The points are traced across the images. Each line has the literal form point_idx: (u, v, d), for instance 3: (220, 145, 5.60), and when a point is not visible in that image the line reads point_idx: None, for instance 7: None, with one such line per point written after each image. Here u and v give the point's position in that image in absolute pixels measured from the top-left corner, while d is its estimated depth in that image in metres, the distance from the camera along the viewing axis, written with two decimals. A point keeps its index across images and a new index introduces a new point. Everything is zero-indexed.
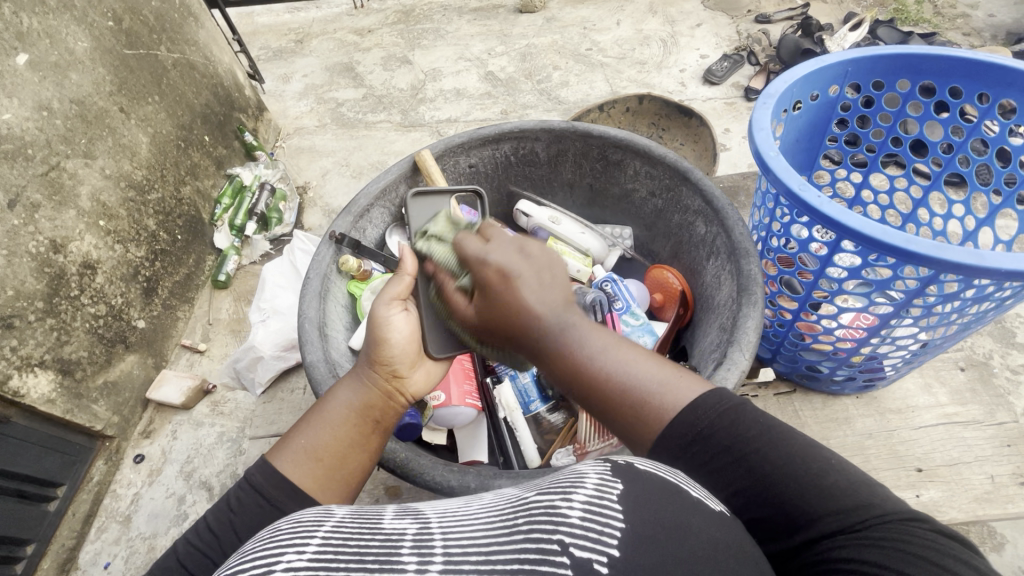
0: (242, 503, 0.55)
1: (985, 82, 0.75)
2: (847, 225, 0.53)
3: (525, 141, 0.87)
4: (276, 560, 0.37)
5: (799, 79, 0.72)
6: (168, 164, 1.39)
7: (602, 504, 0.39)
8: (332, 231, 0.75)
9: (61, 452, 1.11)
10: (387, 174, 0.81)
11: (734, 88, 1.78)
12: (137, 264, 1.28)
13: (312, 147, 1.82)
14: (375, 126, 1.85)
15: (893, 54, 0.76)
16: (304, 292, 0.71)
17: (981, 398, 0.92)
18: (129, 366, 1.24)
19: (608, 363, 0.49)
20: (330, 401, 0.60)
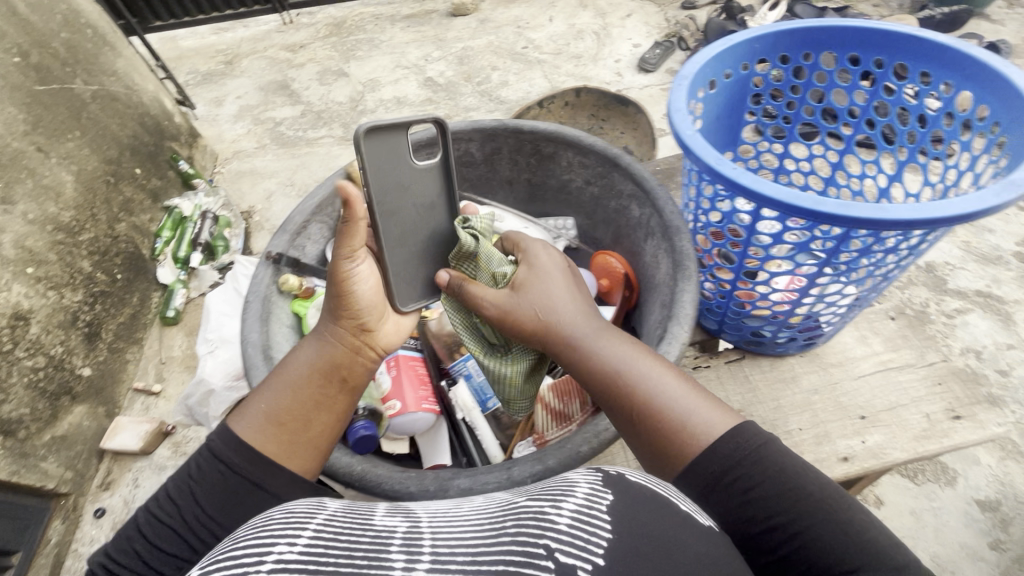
0: (200, 470, 0.55)
1: (878, 47, 0.79)
2: (762, 193, 0.55)
3: (458, 143, 0.87)
4: (267, 551, 0.39)
5: (710, 59, 0.74)
6: (98, 202, 1.32)
7: (591, 513, 0.43)
8: (268, 252, 0.74)
9: (12, 518, 1.04)
10: (320, 189, 0.80)
11: (668, 74, 1.83)
12: (75, 309, 1.21)
13: (253, 169, 1.77)
14: (317, 142, 1.82)
15: (793, 29, 0.80)
16: (244, 317, 0.68)
17: (912, 342, 0.85)
18: (78, 418, 1.18)
19: (644, 372, 0.56)
20: (296, 363, 0.60)
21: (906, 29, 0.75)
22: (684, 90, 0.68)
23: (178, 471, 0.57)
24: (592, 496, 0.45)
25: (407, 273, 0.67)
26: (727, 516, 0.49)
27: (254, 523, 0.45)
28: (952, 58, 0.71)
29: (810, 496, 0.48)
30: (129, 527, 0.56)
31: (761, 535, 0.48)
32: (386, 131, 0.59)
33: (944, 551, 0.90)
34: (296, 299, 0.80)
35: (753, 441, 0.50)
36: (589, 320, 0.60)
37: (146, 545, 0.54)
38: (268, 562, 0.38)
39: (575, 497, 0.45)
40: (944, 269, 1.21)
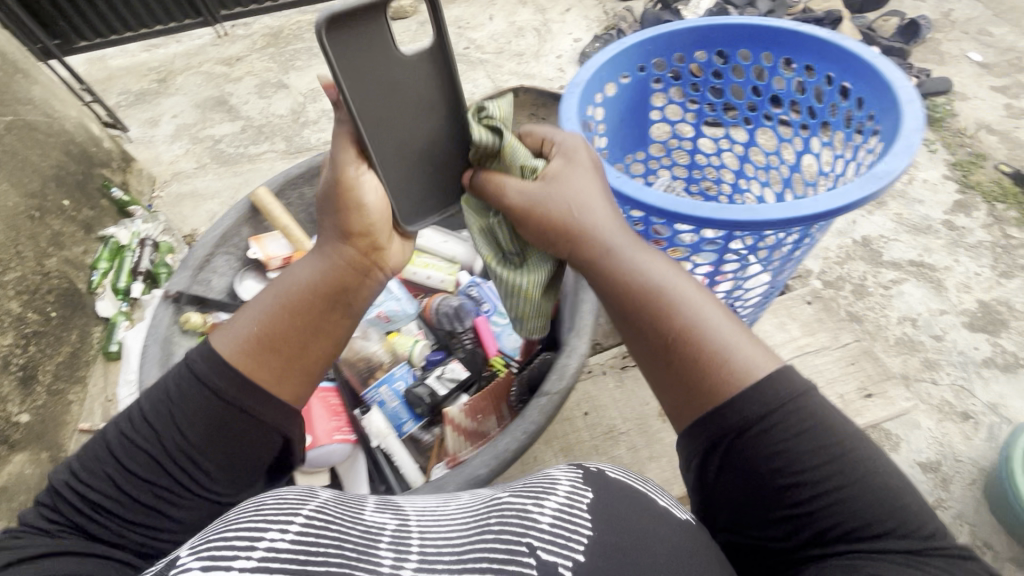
0: (180, 391, 0.56)
1: (765, 44, 0.82)
2: (644, 201, 0.59)
3: None
4: (259, 535, 0.41)
5: (601, 64, 0.77)
6: (24, 239, 1.25)
7: (573, 512, 0.49)
8: (166, 292, 0.78)
9: None
10: (224, 223, 0.84)
11: None
12: (5, 353, 1.14)
13: (194, 191, 1.71)
14: (260, 158, 1.77)
15: (684, 29, 0.83)
16: (143, 361, 0.71)
17: (827, 325, 0.95)
18: (18, 467, 1.13)
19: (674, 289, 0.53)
20: (299, 283, 0.58)
21: (788, 24, 0.78)
22: (575, 99, 0.70)
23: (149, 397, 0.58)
24: (572, 496, 0.51)
25: (414, 184, 0.59)
26: (746, 464, 0.48)
27: (244, 507, 0.46)
28: (830, 52, 0.76)
29: (852, 469, 0.47)
30: (97, 443, 0.57)
31: (778, 492, 0.48)
32: (356, 23, 0.48)
33: None
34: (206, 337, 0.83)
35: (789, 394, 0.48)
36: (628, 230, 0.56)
37: (113, 469, 0.55)
38: (260, 548, 0.39)
39: (556, 496, 0.50)
40: (879, 242, 1.25)
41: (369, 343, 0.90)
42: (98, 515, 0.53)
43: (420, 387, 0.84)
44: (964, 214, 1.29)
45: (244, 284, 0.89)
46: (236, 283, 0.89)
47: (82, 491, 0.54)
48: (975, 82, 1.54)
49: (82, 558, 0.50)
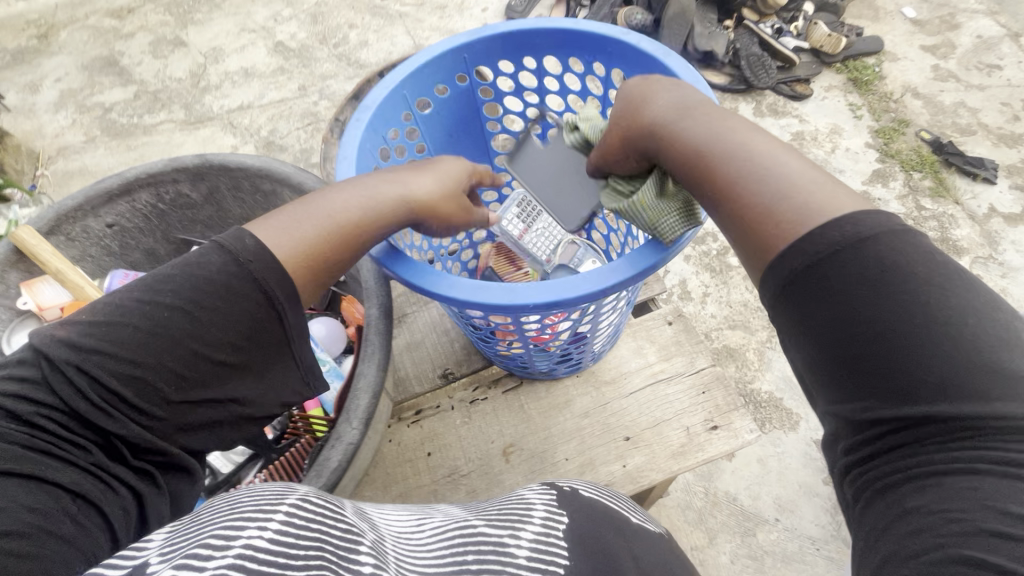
0: (229, 283, 0.53)
1: (580, 49, 0.79)
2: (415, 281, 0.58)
3: (163, 185, 0.82)
4: (234, 535, 0.35)
5: (400, 80, 0.75)
6: None
7: (549, 541, 0.46)
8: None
9: None
10: None
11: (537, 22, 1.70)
12: None
13: (84, 167, 1.55)
14: (156, 129, 1.60)
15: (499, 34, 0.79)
16: None
17: (685, 349, 0.83)
18: None
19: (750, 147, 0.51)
20: (375, 198, 0.59)
21: (605, 31, 0.75)
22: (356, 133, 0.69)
23: (186, 281, 0.52)
24: (547, 523, 0.48)
25: (566, 206, 0.87)
26: (840, 332, 0.41)
27: (215, 502, 0.41)
28: (655, 69, 0.72)
29: (970, 322, 0.38)
30: (102, 314, 0.51)
31: (876, 354, 0.40)
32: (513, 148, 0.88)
33: (784, 492, 0.97)
34: None
35: (876, 228, 0.42)
36: (707, 106, 0.57)
37: (130, 361, 0.50)
38: (235, 547, 0.34)
39: (531, 525, 0.48)
40: None
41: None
42: (95, 411, 0.50)
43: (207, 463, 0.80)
44: (881, 184, 1.28)
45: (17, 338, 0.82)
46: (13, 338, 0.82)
47: (69, 381, 0.49)
48: (906, 41, 1.50)
49: (27, 485, 0.46)
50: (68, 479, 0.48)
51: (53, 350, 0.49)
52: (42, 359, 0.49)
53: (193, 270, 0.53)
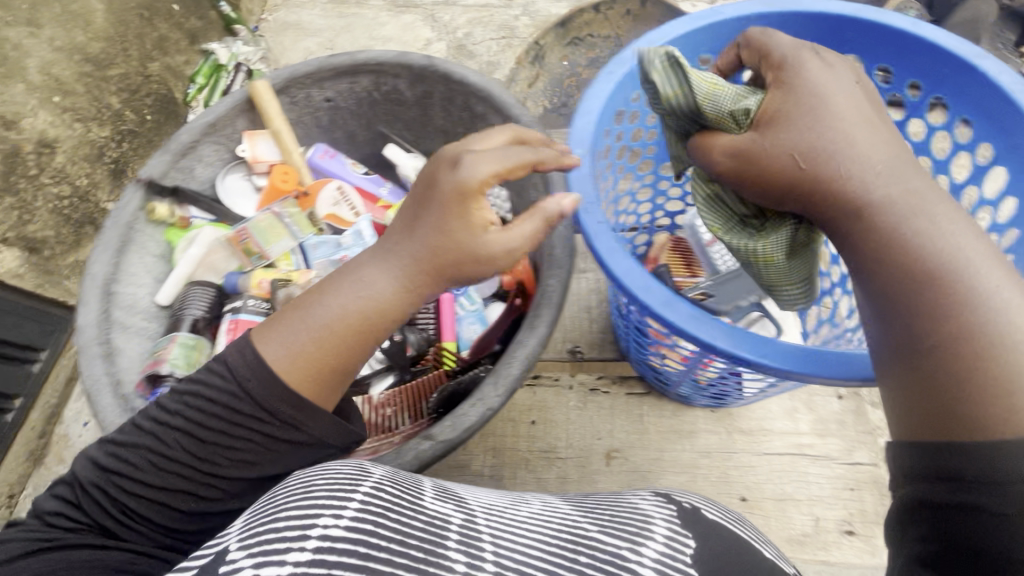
0: (234, 404, 0.59)
1: (882, 50, 0.79)
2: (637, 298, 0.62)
3: (384, 76, 0.90)
4: (313, 521, 0.44)
5: (673, 38, 0.77)
6: (131, 36, 1.29)
7: (683, 558, 0.51)
8: (139, 177, 0.82)
9: (39, 322, 1.18)
10: (221, 105, 0.88)
11: None
12: (102, 144, 1.24)
13: (299, 23, 1.65)
14: (366, 4, 1.66)
15: (807, 14, 0.78)
16: (101, 240, 0.77)
17: (844, 432, 0.97)
18: None
19: (949, 270, 0.47)
20: (366, 296, 0.60)
21: (928, 33, 0.74)
22: (609, 84, 0.73)
23: (189, 410, 0.60)
24: (671, 544, 0.52)
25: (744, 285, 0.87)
26: (950, 498, 0.43)
27: (294, 486, 0.51)
28: (993, 99, 0.71)
29: None
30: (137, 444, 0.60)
31: (975, 536, 0.42)
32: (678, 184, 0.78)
33: None
34: (173, 228, 0.91)
35: None
36: (958, 234, 0.49)
37: (134, 483, 0.58)
38: (315, 535, 0.43)
39: (653, 543, 0.51)
40: None
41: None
42: (115, 526, 0.58)
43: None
44: None
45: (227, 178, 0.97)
46: (221, 175, 0.96)
47: (97, 501, 0.58)
48: None
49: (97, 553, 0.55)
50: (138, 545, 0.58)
51: (86, 474, 0.59)
52: (78, 483, 0.59)
53: (200, 396, 0.60)
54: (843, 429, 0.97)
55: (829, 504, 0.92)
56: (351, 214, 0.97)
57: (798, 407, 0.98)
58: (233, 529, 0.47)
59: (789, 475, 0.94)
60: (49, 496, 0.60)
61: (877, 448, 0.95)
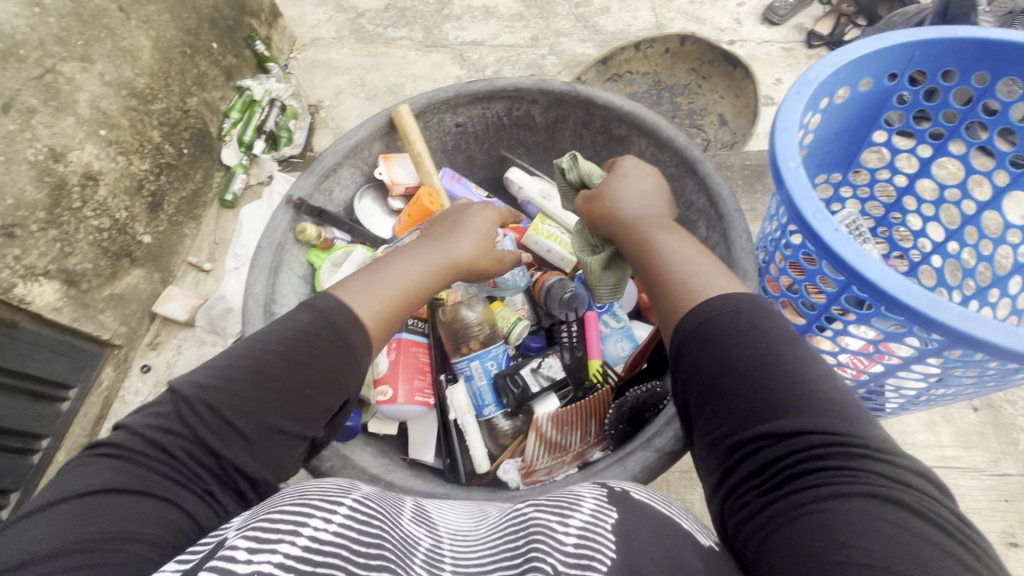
0: (316, 333, 0.53)
1: None
2: (855, 268, 0.45)
3: (520, 102, 0.87)
4: (303, 521, 0.39)
5: (849, 61, 0.61)
6: (173, 72, 1.30)
7: (597, 531, 0.41)
8: (290, 196, 0.77)
9: (72, 357, 1.15)
10: (360, 131, 0.82)
11: (797, 31, 1.55)
12: (141, 177, 1.24)
13: (328, 61, 1.69)
14: (395, 43, 1.70)
15: (975, 39, 0.63)
16: (254, 265, 0.71)
17: (987, 443, 0.93)
18: (135, 280, 1.25)
19: (657, 249, 0.57)
20: (421, 262, 0.64)
21: None
22: (799, 101, 0.56)
23: (293, 330, 0.52)
24: (597, 514, 0.43)
25: None
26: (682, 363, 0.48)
27: (290, 489, 0.45)
28: None
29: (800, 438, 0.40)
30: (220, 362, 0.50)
31: (708, 388, 0.45)
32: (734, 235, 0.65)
33: None
34: (314, 249, 0.83)
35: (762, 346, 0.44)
36: (657, 220, 0.61)
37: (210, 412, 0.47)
38: (303, 536, 0.37)
39: (581, 513, 0.43)
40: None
41: (471, 310, 0.82)
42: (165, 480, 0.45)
43: (515, 376, 0.76)
44: None
45: (362, 201, 0.90)
46: (355, 198, 0.90)
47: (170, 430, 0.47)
48: None
49: (160, 504, 0.43)
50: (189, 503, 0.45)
51: (179, 387, 0.48)
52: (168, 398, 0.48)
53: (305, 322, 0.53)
54: (985, 440, 0.93)
55: (986, 516, 0.88)
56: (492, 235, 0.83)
57: (937, 418, 0.95)
58: (239, 520, 0.41)
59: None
60: (144, 410, 0.48)
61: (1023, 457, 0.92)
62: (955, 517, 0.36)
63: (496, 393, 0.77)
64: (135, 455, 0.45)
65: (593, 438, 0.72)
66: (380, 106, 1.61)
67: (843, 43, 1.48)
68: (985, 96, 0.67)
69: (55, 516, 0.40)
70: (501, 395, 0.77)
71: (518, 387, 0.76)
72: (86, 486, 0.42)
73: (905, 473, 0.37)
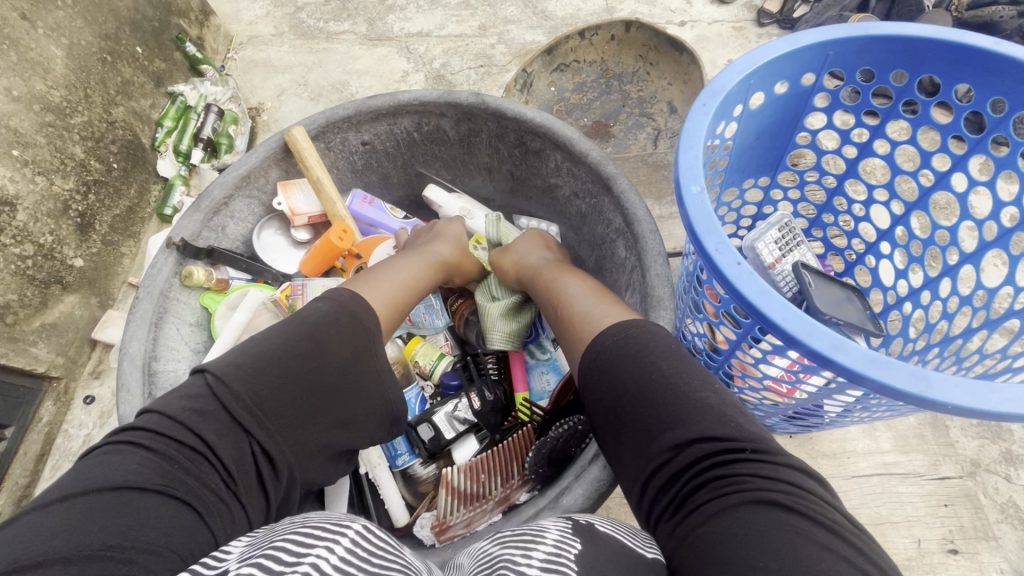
0: (336, 320, 0.63)
1: (968, 72, 0.62)
2: (759, 308, 0.45)
3: (428, 116, 0.83)
4: (305, 552, 0.39)
5: (759, 68, 0.58)
6: (93, 82, 1.22)
7: (560, 561, 0.38)
8: (171, 239, 0.72)
9: (5, 395, 1.09)
10: (252, 158, 0.79)
11: (747, 9, 1.53)
12: (66, 197, 1.16)
13: (268, 60, 1.61)
14: (337, 37, 1.62)
15: (891, 37, 0.61)
16: (130, 320, 0.67)
17: (926, 447, 0.95)
18: (69, 307, 1.18)
19: (560, 287, 0.68)
20: (407, 266, 0.76)
21: (1019, 51, 0.57)
22: (704, 119, 0.53)
23: (306, 323, 0.61)
24: (560, 545, 0.40)
25: None
26: (593, 394, 0.55)
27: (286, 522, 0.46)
28: None
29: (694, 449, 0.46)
30: (254, 352, 0.58)
31: (618, 413, 0.52)
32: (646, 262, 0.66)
33: None
34: (208, 292, 0.79)
35: (655, 371, 0.51)
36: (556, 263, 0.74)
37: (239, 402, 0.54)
38: (305, 565, 0.37)
39: (544, 545, 0.40)
40: None
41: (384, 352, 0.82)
42: (194, 471, 0.49)
43: (425, 425, 0.76)
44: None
45: (261, 235, 0.86)
46: (253, 233, 0.86)
47: (208, 420, 0.52)
48: None
49: (179, 507, 0.46)
50: (211, 502, 0.49)
51: (219, 374, 0.55)
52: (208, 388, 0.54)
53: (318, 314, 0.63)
54: (925, 443, 0.95)
55: (927, 523, 0.90)
56: None
57: (877, 425, 0.96)
58: (239, 552, 0.42)
59: (881, 496, 0.92)
60: (179, 395, 0.54)
61: (958, 454, 0.94)
62: (838, 513, 0.40)
63: (408, 444, 0.77)
64: (162, 452, 0.49)
65: (515, 481, 0.70)
66: (324, 107, 1.54)
67: (793, 20, 1.46)
68: (905, 95, 0.66)
69: (81, 508, 0.42)
70: (414, 445, 0.77)
71: (428, 437, 0.76)
72: (111, 481, 0.45)
73: (780, 471, 0.42)
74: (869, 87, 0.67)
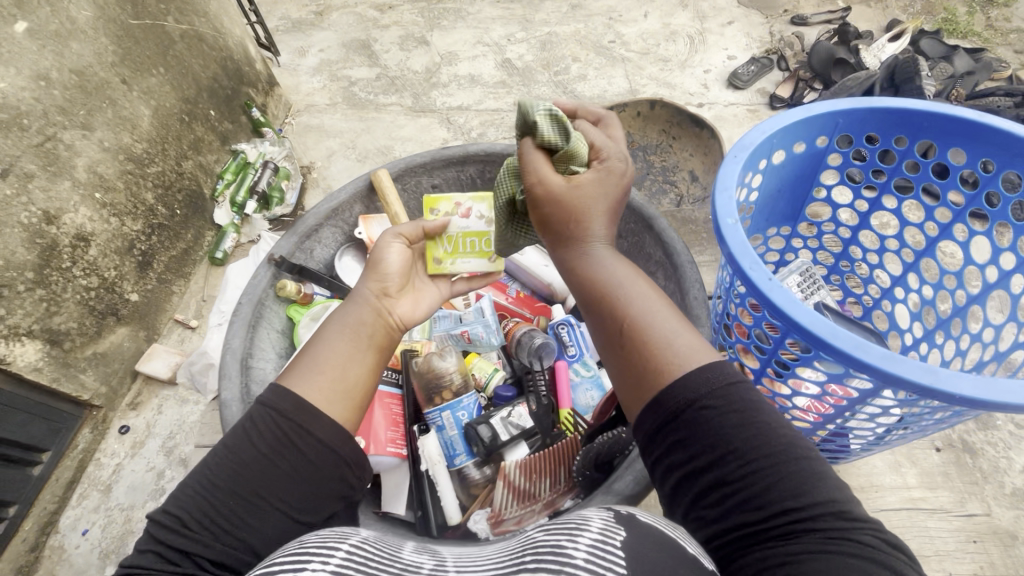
0: (262, 428, 0.55)
1: (960, 138, 0.69)
2: (792, 316, 0.49)
3: (490, 165, 0.94)
4: (303, 565, 0.42)
5: (781, 128, 0.66)
6: (170, 138, 1.36)
7: (605, 550, 0.41)
8: (272, 254, 0.81)
9: (49, 419, 1.14)
10: (340, 195, 0.89)
11: (759, 95, 1.68)
12: (132, 237, 1.26)
13: (321, 126, 1.77)
14: (385, 108, 1.80)
15: (890, 108, 0.69)
16: (233, 321, 0.75)
17: (953, 483, 0.95)
18: (119, 339, 1.25)
19: (623, 298, 0.56)
20: (338, 322, 0.64)
21: (1008, 124, 0.64)
22: (737, 163, 0.61)
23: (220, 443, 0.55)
24: (606, 531, 0.43)
25: None
26: (675, 433, 0.48)
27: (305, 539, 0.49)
28: None
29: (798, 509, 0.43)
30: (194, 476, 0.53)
31: (710, 460, 0.46)
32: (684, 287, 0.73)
33: None
34: (294, 305, 0.86)
35: (744, 441, 0.45)
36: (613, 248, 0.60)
37: (175, 520, 0.51)
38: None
39: (590, 532, 0.43)
40: None
41: (443, 360, 0.86)
42: None
43: (484, 426, 0.78)
44: None
45: (342, 259, 0.94)
46: (334, 258, 0.94)
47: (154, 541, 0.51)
48: None
49: None
50: None
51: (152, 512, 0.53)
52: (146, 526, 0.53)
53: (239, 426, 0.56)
54: (950, 481, 0.95)
55: (957, 558, 0.89)
56: (463, 304, 0.96)
57: (902, 460, 0.97)
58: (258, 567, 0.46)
59: (910, 531, 0.91)
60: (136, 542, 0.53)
61: (988, 500, 0.94)
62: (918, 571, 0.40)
63: (466, 443, 0.79)
64: None
65: (563, 486, 0.73)
66: (369, 167, 1.68)
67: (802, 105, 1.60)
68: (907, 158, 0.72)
69: None
70: (473, 444, 0.79)
71: (486, 437, 0.78)
72: None
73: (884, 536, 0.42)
74: (875, 151, 0.74)
